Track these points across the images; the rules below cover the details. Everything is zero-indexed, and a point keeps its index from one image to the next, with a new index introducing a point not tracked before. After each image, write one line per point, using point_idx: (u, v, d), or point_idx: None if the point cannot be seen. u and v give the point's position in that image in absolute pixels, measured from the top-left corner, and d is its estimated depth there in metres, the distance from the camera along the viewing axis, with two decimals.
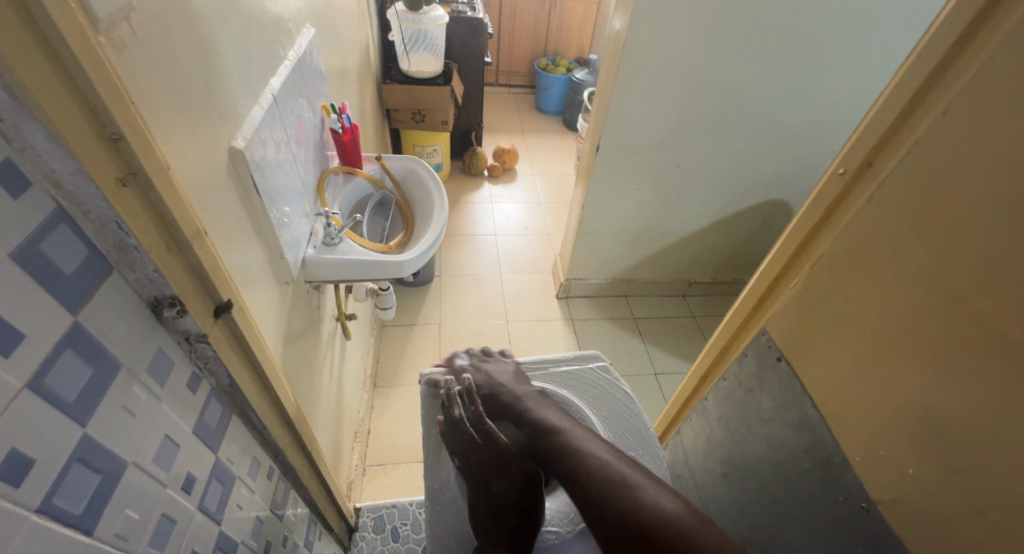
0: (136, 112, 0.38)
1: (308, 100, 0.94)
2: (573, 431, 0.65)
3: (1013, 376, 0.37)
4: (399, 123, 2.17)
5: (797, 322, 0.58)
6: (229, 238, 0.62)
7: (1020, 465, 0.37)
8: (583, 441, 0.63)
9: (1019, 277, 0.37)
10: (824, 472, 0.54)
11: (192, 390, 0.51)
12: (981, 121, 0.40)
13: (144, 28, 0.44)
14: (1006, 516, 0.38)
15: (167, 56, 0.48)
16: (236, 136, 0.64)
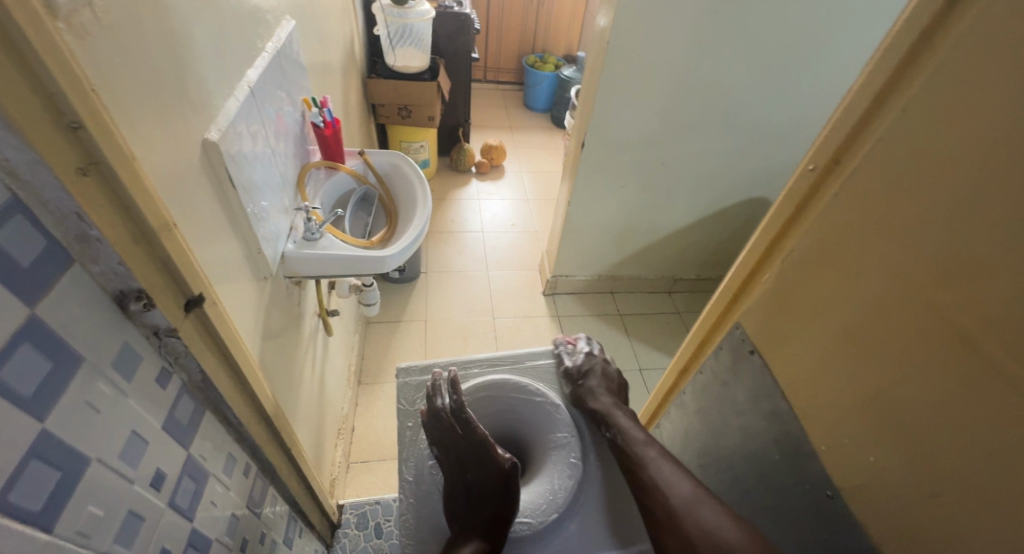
0: (97, 99, 0.37)
1: (289, 92, 0.92)
2: (652, 452, 0.66)
3: (964, 366, 0.39)
4: (385, 118, 2.15)
5: (769, 317, 0.59)
6: (203, 232, 0.61)
7: (971, 451, 0.39)
8: (663, 462, 0.64)
9: (972, 270, 0.38)
10: (793, 461, 0.56)
11: (161, 386, 0.50)
12: (939, 119, 0.40)
13: (109, 16, 0.43)
14: (958, 500, 0.40)
15: (134, 44, 0.47)
16: (210, 127, 0.63)
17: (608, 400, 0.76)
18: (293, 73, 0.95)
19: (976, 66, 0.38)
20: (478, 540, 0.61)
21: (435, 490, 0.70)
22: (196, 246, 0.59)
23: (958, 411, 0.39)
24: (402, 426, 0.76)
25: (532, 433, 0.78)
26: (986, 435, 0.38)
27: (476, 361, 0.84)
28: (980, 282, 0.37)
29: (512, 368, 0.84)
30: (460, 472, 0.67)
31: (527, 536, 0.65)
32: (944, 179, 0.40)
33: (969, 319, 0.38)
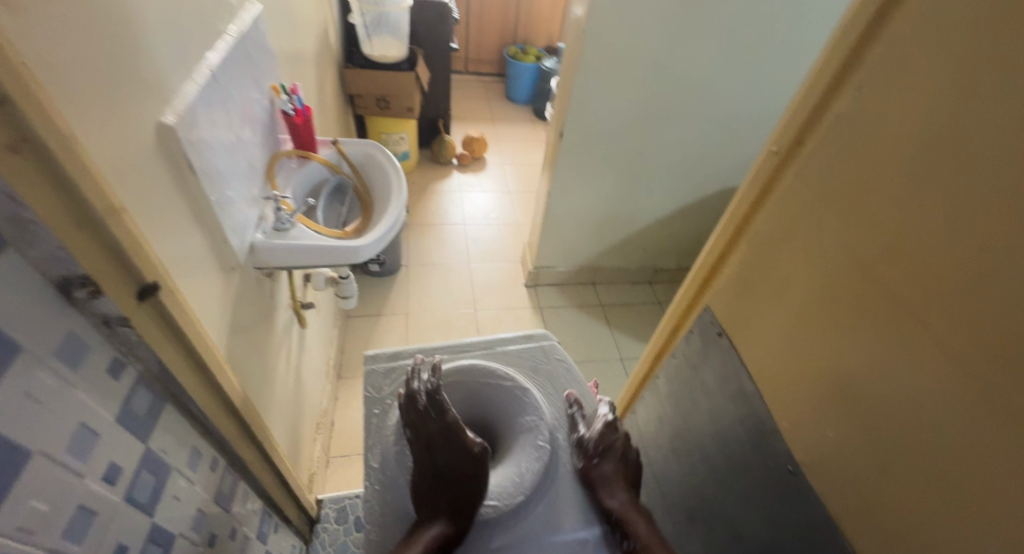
0: (29, 74, 0.35)
1: (257, 79, 0.90)
2: None
3: (906, 336, 0.41)
4: (363, 109, 2.11)
5: (740, 297, 0.62)
6: (161, 220, 0.59)
7: (910, 419, 0.41)
8: None
9: (915, 244, 0.40)
10: (759, 439, 0.58)
11: (114, 377, 0.49)
12: (888, 99, 0.43)
13: None
14: (902, 469, 0.42)
15: (75, 20, 0.45)
16: (166, 111, 0.60)
17: (625, 497, 0.68)
18: (263, 60, 0.93)
19: (920, 47, 0.40)
20: (442, 523, 0.61)
21: (401, 476, 0.69)
22: (153, 235, 0.57)
23: (902, 381, 0.42)
24: (367, 414, 0.76)
25: (502, 418, 0.77)
26: (920, 401, 0.40)
27: (447, 347, 0.85)
28: (922, 256, 0.40)
29: (482, 353, 0.85)
30: (429, 456, 0.66)
31: (493, 519, 0.65)
32: (893, 158, 0.42)
33: (914, 292, 0.40)
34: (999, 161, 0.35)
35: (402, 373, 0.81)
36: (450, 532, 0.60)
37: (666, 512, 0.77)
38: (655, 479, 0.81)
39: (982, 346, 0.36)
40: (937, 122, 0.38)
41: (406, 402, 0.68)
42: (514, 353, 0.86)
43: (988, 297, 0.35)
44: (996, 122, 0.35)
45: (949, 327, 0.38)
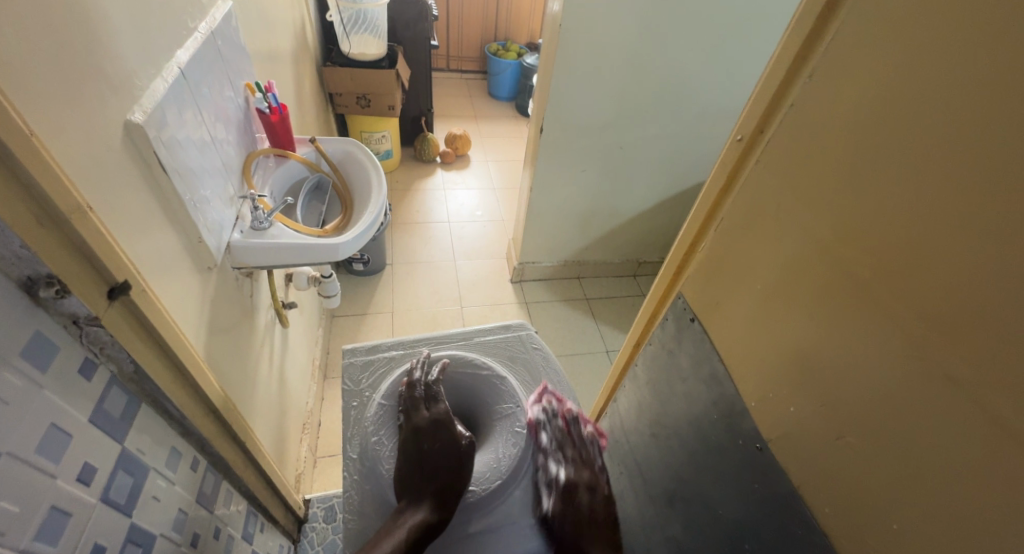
0: None
1: (230, 77, 0.89)
2: None
3: (855, 309, 0.45)
4: (343, 108, 2.09)
5: (709, 283, 0.66)
6: (132, 220, 0.58)
7: (860, 385, 0.45)
8: None
9: (861, 223, 0.45)
10: (730, 419, 0.62)
11: (86, 377, 0.49)
12: (834, 88, 0.47)
13: None
14: (856, 438, 0.45)
15: (34, 19, 0.44)
16: (134, 109, 0.60)
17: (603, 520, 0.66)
18: (237, 59, 0.93)
19: (860, 39, 0.44)
20: (425, 509, 0.61)
21: (382, 463, 0.68)
22: (125, 235, 0.56)
23: (858, 353, 0.45)
24: (346, 407, 0.76)
25: (480, 408, 0.78)
26: (868, 371, 0.44)
27: (425, 340, 0.86)
28: (872, 233, 0.43)
29: (460, 344, 0.86)
30: (415, 441, 0.66)
31: (473, 504, 0.66)
32: (845, 143, 0.46)
33: (865, 268, 0.44)
34: (937, 143, 0.38)
35: (380, 365, 0.81)
36: (433, 519, 0.60)
37: (647, 496, 0.79)
38: (638, 465, 0.83)
39: (925, 314, 0.39)
40: (880, 107, 0.42)
41: (404, 389, 0.72)
42: (490, 342, 0.87)
43: (930, 269, 0.39)
44: (933, 107, 0.38)
45: (896, 298, 0.41)
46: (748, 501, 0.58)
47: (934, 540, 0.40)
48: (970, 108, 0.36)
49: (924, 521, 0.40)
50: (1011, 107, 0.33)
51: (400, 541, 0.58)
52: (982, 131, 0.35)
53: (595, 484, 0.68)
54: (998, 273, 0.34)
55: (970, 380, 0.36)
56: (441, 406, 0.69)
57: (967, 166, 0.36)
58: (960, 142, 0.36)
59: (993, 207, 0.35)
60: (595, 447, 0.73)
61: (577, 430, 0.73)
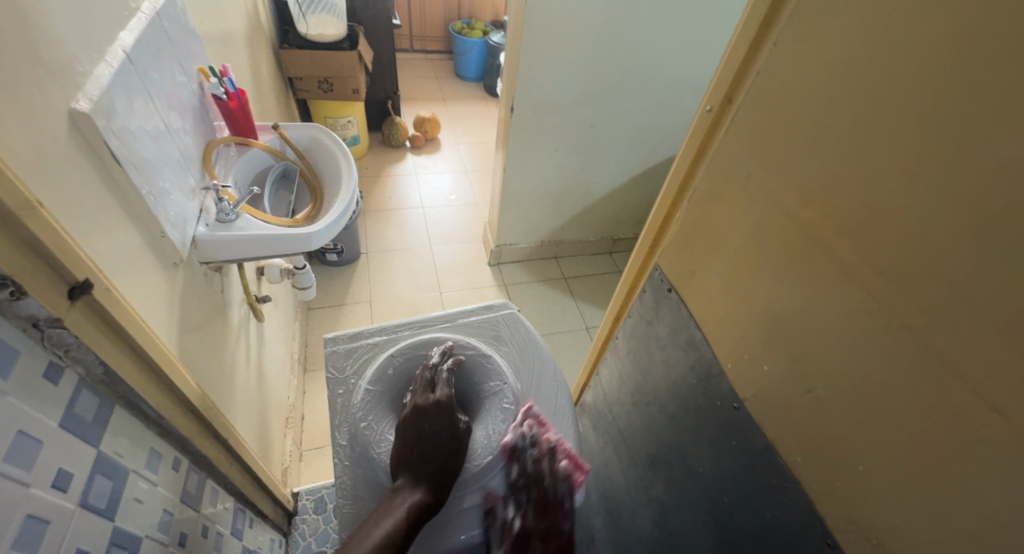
0: None
1: (180, 61, 0.84)
2: None
3: (822, 269, 0.47)
4: (305, 93, 2.02)
5: (683, 253, 0.68)
6: (88, 218, 0.56)
7: (825, 340, 0.48)
8: None
9: (827, 185, 0.46)
10: (706, 382, 0.64)
11: (52, 381, 0.47)
12: (797, 55, 0.48)
13: None
14: (825, 390, 0.48)
15: None
16: (78, 97, 0.56)
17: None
18: (187, 42, 0.88)
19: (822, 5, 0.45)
20: (422, 490, 0.61)
21: (373, 448, 0.68)
22: (82, 233, 0.54)
23: (820, 309, 0.48)
24: (331, 395, 0.75)
25: (471, 391, 0.78)
26: (834, 326, 0.46)
27: (408, 325, 0.85)
28: (833, 195, 0.46)
29: (445, 326, 0.86)
30: (414, 423, 0.65)
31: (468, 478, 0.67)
32: (806, 110, 0.48)
33: (827, 230, 0.47)
34: (891, 105, 0.40)
35: (364, 352, 0.80)
36: (429, 499, 0.60)
37: (631, 462, 0.83)
38: (622, 434, 0.85)
39: (880, 268, 0.42)
40: (841, 72, 0.44)
41: (422, 375, 0.72)
42: (473, 323, 0.87)
43: (884, 225, 0.41)
44: (888, 69, 0.40)
45: (855, 255, 0.44)
46: (727, 458, 0.61)
47: (895, 476, 0.42)
48: (920, 69, 0.38)
49: (884, 461, 0.43)
50: (959, 66, 0.35)
51: (399, 522, 0.58)
52: (929, 90, 0.37)
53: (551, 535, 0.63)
54: (943, 226, 0.37)
55: (923, 327, 0.39)
56: (442, 390, 0.68)
57: (917, 126, 0.38)
58: (911, 104, 0.39)
59: (937, 164, 0.37)
60: (568, 488, 0.67)
61: (548, 465, 0.68)
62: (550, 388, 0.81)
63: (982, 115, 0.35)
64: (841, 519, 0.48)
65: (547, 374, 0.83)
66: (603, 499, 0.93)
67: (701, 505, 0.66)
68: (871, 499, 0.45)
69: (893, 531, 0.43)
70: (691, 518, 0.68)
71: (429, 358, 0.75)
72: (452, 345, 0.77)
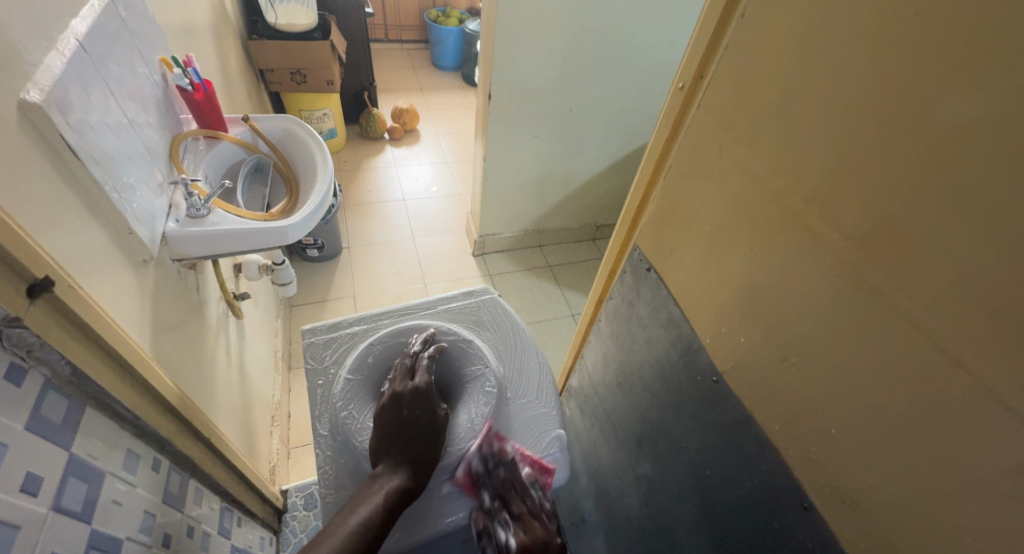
0: None
1: (139, 51, 0.81)
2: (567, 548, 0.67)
3: (794, 240, 0.48)
4: (277, 85, 1.97)
5: (661, 232, 0.68)
6: (46, 215, 0.53)
7: (798, 310, 0.48)
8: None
9: (797, 156, 0.47)
10: (686, 358, 0.65)
11: (15, 384, 0.45)
12: (765, 26, 0.48)
13: None
14: (800, 358, 0.49)
15: None
16: (28, 88, 0.54)
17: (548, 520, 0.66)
18: (145, 31, 0.84)
19: None
20: (401, 475, 0.60)
21: (355, 437, 0.67)
22: (41, 231, 0.52)
23: (792, 279, 0.48)
24: (311, 386, 0.74)
25: (453, 378, 0.78)
26: (808, 295, 0.47)
27: (388, 313, 0.84)
28: (802, 163, 0.46)
29: (427, 313, 0.85)
30: (393, 408, 0.65)
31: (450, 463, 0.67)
32: (773, 81, 0.48)
33: (798, 199, 0.47)
34: (858, 70, 0.40)
35: (343, 342, 0.79)
36: (410, 484, 0.60)
37: (618, 441, 0.83)
38: (608, 414, 0.86)
39: (851, 233, 0.42)
40: (808, 41, 0.44)
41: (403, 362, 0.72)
42: (454, 309, 0.87)
43: (853, 191, 0.42)
44: (852, 35, 0.40)
45: (824, 224, 0.44)
46: (709, 431, 0.62)
47: (866, 436, 0.44)
48: (885, 32, 0.38)
49: (857, 422, 0.44)
50: (921, 28, 0.36)
51: (378, 506, 0.57)
52: (892, 54, 0.38)
53: (547, 540, 0.64)
54: (907, 189, 0.38)
55: (890, 289, 0.40)
56: (421, 377, 0.68)
57: (881, 90, 0.39)
58: (873, 68, 0.39)
59: (899, 130, 0.38)
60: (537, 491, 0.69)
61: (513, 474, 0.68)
62: (534, 371, 0.82)
63: (944, 77, 0.35)
64: (817, 483, 0.49)
65: (530, 357, 0.83)
66: (592, 480, 0.94)
67: (685, 479, 0.67)
68: (844, 461, 0.46)
69: (867, 489, 0.44)
70: (676, 492, 0.69)
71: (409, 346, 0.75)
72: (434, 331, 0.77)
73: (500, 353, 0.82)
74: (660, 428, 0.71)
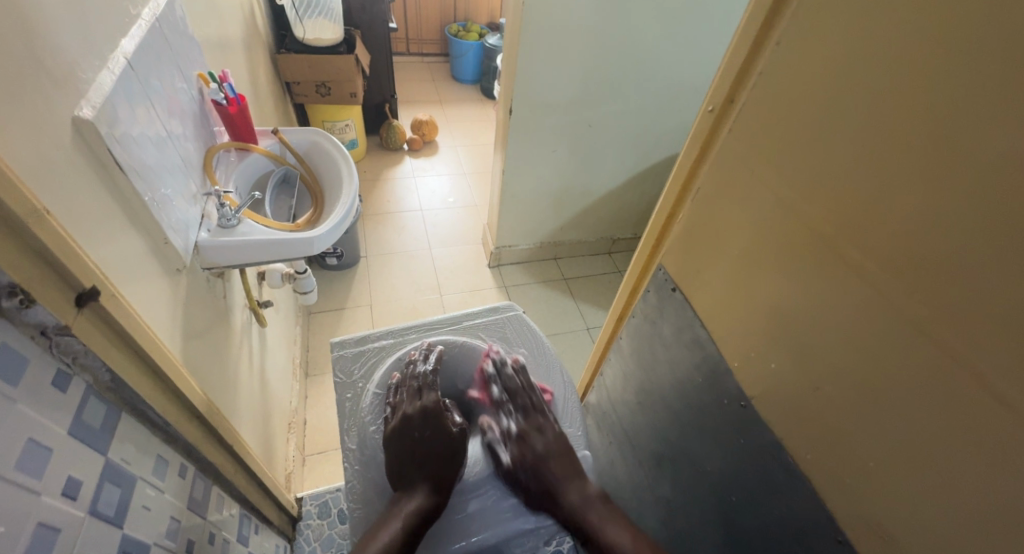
0: None
1: (180, 67, 0.84)
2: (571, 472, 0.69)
3: (829, 267, 0.47)
4: (302, 97, 2.02)
5: (686, 253, 0.69)
6: (92, 225, 0.55)
7: (834, 336, 0.48)
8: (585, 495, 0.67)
9: (832, 183, 0.47)
10: (713, 380, 0.64)
11: (60, 389, 0.47)
12: (800, 54, 0.48)
13: None
14: (834, 387, 0.48)
15: None
16: (81, 104, 0.56)
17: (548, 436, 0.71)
18: (186, 49, 0.87)
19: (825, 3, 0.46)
20: (419, 497, 0.62)
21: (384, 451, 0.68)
22: (89, 241, 0.54)
23: (827, 307, 0.48)
24: (340, 399, 0.75)
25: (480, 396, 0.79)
26: (844, 324, 0.47)
27: (414, 327, 0.85)
28: (839, 192, 0.46)
29: (453, 329, 0.86)
30: (404, 428, 0.67)
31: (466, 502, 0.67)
32: (808, 109, 0.48)
33: (832, 227, 0.47)
34: (896, 101, 0.40)
35: (371, 355, 0.80)
36: (427, 505, 0.62)
37: (636, 461, 0.83)
38: (628, 433, 0.86)
39: (889, 265, 0.42)
40: (847, 70, 0.44)
41: (402, 382, 0.73)
42: (480, 325, 0.87)
43: (892, 222, 0.42)
44: (892, 66, 0.40)
45: (862, 252, 0.44)
46: (734, 455, 0.61)
47: (906, 470, 0.43)
48: (928, 64, 0.38)
49: (893, 453, 0.44)
50: (966, 63, 0.36)
51: (401, 527, 0.60)
52: (934, 87, 0.38)
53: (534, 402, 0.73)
54: (950, 220, 0.37)
55: (930, 321, 0.39)
56: (428, 397, 0.70)
57: (923, 120, 0.39)
58: (912, 99, 0.39)
59: (941, 160, 0.38)
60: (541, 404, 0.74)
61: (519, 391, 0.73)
62: (560, 390, 0.82)
63: (989, 112, 0.35)
64: (851, 515, 0.48)
65: (554, 376, 0.83)
66: None
67: (708, 504, 0.66)
68: (882, 494, 0.45)
69: (901, 522, 0.44)
70: (697, 517, 0.68)
71: (412, 361, 0.75)
72: (436, 346, 0.77)
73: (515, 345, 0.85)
74: (683, 451, 0.71)
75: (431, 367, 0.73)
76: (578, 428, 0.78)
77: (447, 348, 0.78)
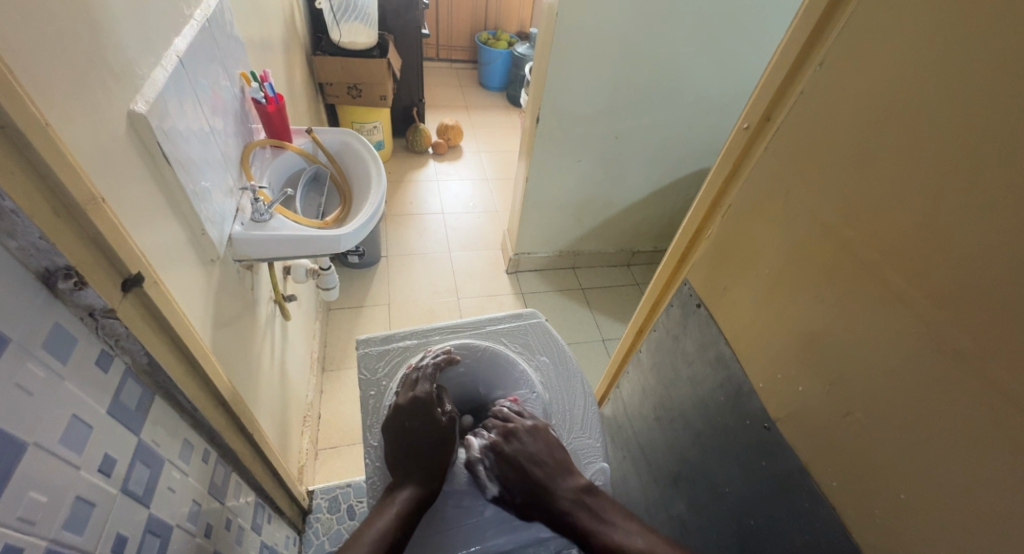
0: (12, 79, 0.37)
1: (225, 66, 0.87)
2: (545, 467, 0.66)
3: (867, 291, 0.47)
4: (334, 98, 2.06)
5: (713, 269, 0.69)
6: (139, 216, 0.58)
7: (867, 364, 0.47)
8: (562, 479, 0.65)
9: (873, 208, 0.46)
10: (736, 400, 0.64)
11: (102, 368, 0.49)
12: (843, 78, 0.49)
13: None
14: (864, 414, 0.48)
15: (48, 21, 0.45)
16: (135, 99, 0.59)
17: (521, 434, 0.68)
18: (232, 48, 0.91)
19: (869, 27, 0.46)
20: (410, 487, 0.63)
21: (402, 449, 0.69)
22: (135, 228, 0.57)
23: (863, 334, 0.48)
24: (363, 396, 0.77)
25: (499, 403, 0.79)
26: (878, 351, 0.46)
27: (437, 329, 0.86)
28: (879, 218, 0.46)
29: (474, 333, 0.87)
30: (396, 420, 0.68)
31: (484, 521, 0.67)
32: (850, 131, 0.48)
33: (872, 252, 0.46)
34: (943, 129, 0.40)
35: (395, 354, 0.82)
36: (418, 496, 0.62)
37: (652, 477, 0.82)
38: (644, 448, 0.85)
39: (933, 294, 0.41)
40: (892, 94, 0.44)
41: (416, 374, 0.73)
42: (503, 330, 0.88)
43: (934, 249, 0.41)
44: (941, 95, 0.40)
45: (901, 279, 0.44)
46: (756, 477, 0.60)
47: (941, 504, 0.42)
48: (978, 94, 0.38)
49: (928, 489, 0.43)
50: (1017, 95, 0.36)
51: (395, 517, 0.60)
52: (986, 116, 0.37)
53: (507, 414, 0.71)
54: (1000, 249, 0.37)
55: (976, 354, 0.39)
56: (422, 387, 0.70)
57: (972, 150, 0.38)
58: (961, 128, 0.39)
59: (990, 191, 0.37)
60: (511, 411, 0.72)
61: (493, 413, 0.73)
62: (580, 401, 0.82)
63: None
64: (878, 546, 0.47)
65: (575, 387, 0.84)
66: None
67: (726, 525, 0.65)
68: (911, 526, 0.44)
69: None
70: (713, 537, 0.68)
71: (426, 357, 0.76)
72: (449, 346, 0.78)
73: (539, 355, 0.85)
74: (701, 469, 0.70)
75: (437, 359, 0.75)
76: (596, 440, 0.79)
77: (467, 350, 0.79)
